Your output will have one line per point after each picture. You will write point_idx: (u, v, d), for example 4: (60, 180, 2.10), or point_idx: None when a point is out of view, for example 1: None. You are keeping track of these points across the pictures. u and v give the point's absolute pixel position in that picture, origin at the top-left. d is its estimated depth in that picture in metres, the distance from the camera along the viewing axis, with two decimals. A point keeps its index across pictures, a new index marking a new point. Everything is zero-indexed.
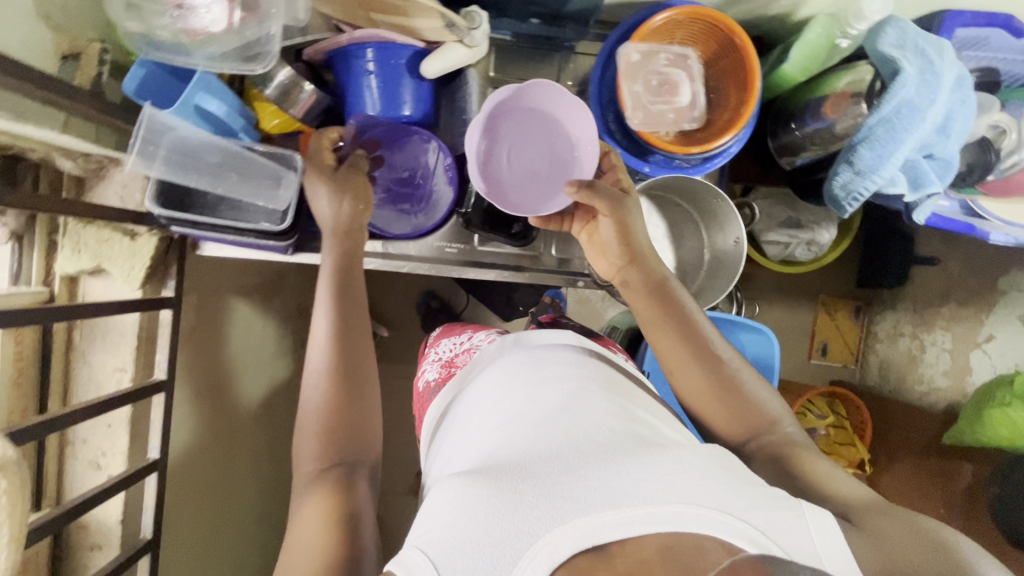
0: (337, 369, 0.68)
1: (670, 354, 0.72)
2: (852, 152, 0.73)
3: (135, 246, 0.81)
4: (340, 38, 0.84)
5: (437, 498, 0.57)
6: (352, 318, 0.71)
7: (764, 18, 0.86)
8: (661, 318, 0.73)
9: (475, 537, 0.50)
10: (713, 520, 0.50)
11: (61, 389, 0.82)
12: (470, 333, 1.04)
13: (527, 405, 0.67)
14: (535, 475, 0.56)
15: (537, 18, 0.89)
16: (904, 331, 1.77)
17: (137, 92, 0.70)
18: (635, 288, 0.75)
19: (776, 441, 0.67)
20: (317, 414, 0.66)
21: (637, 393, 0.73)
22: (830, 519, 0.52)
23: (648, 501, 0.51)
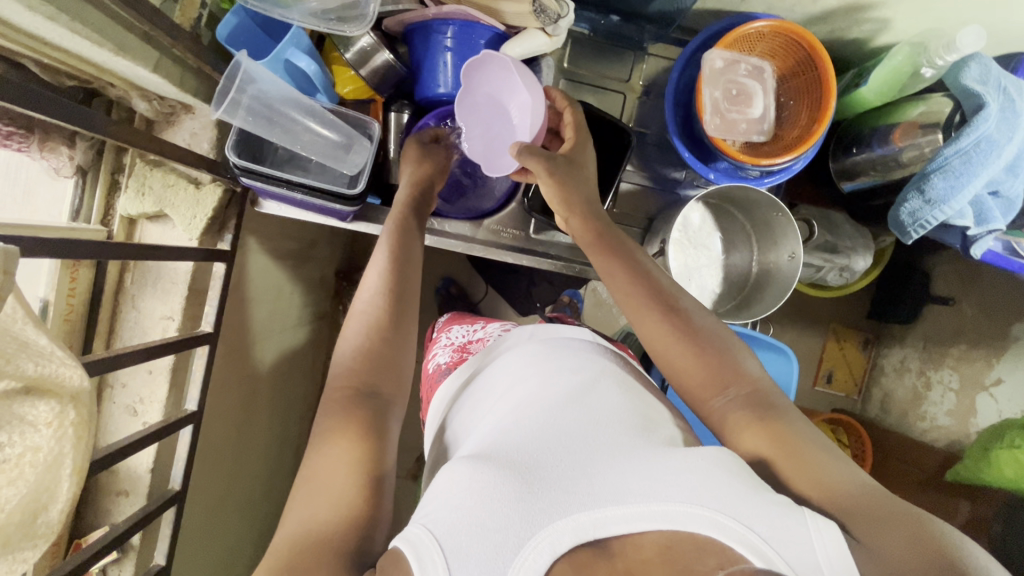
0: (382, 328, 0.69)
1: (645, 322, 0.70)
2: (925, 181, 0.74)
3: (199, 195, 0.80)
4: (426, 11, 0.83)
5: (443, 480, 0.57)
6: (397, 287, 0.73)
7: (843, 40, 0.87)
8: (637, 289, 0.72)
9: (478, 519, 0.50)
10: (716, 524, 0.49)
11: (106, 331, 0.81)
12: (483, 323, 1.05)
13: (536, 396, 0.67)
14: (541, 467, 0.56)
15: (618, 15, 0.90)
16: (911, 366, 1.80)
17: (228, 39, 0.70)
18: (619, 258, 0.74)
19: (749, 395, 0.64)
20: (353, 355, 0.67)
21: (647, 395, 0.74)
22: (834, 526, 0.50)
23: (650, 500, 0.51)
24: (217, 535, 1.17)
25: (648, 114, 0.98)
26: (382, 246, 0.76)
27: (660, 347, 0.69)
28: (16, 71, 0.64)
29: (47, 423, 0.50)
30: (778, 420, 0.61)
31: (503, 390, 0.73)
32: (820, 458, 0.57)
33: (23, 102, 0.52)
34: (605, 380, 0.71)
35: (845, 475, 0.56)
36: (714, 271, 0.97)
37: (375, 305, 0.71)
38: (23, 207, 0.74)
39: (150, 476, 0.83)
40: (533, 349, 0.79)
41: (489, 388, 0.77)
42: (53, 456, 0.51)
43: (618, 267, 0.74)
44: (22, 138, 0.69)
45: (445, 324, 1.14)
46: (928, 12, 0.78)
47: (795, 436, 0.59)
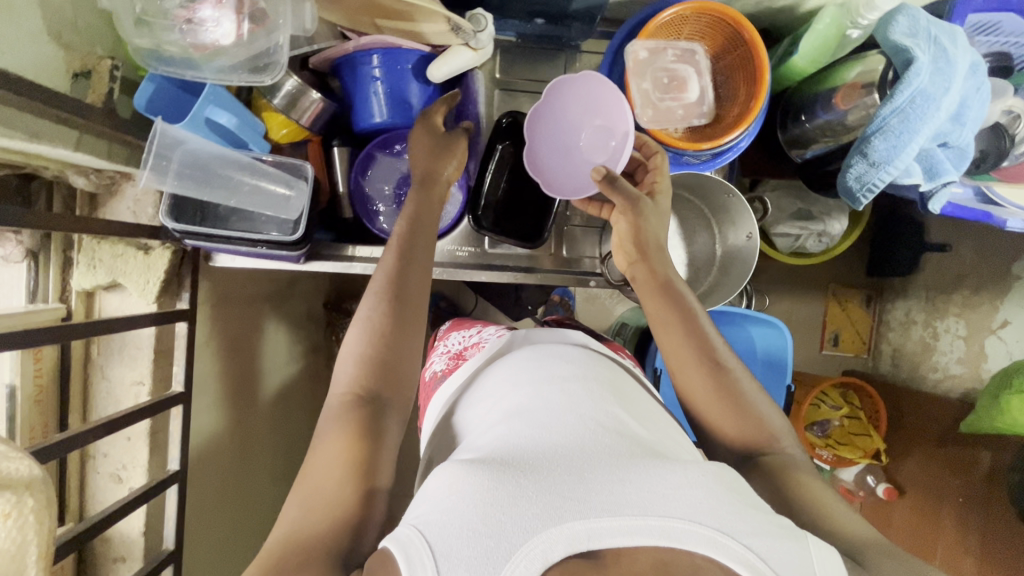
0: (384, 333, 0.68)
1: (684, 372, 0.71)
2: (866, 144, 0.72)
3: (149, 260, 0.81)
4: (346, 45, 0.84)
5: (438, 481, 0.56)
6: (397, 285, 0.71)
7: (771, 10, 0.85)
8: (693, 360, 0.71)
9: (472, 525, 0.49)
10: (714, 542, 0.48)
11: (81, 404, 0.83)
12: (479, 328, 1.03)
13: (534, 407, 0.67)
14: (539, 470, 0.55)
15: (542, 19, 0.89)
16: (917, 319, 1.76)
17: (148, 107, 0.71)
18: (667, 300, 0.75)
19: (775, 461, 0.66)
20: (357, 362, 0.68)
21: (640, 406, 0.74)
22: (839, 560, 0.50)
23: (648, 513, 0.50)
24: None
25: None
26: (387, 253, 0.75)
27: (704, 411, 0.70)
28: None
29: (4, 515, 0.52)
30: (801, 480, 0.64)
31: (501, 402, 0.72)
32: (837, 509, 0.60)
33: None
34: (602, 392, 0.71)
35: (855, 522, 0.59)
36: (676, 259, 0.95)
37: (379, 311, 0.69)
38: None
39: (143, 539, 0.85)
40: (530, 362, 0.79)
41: (487, 397, 0.76)
42: (16, 546, 0.52)
43: (678, 333, 0.73)
44: None
45: (444, 330, 1.12)
46: None
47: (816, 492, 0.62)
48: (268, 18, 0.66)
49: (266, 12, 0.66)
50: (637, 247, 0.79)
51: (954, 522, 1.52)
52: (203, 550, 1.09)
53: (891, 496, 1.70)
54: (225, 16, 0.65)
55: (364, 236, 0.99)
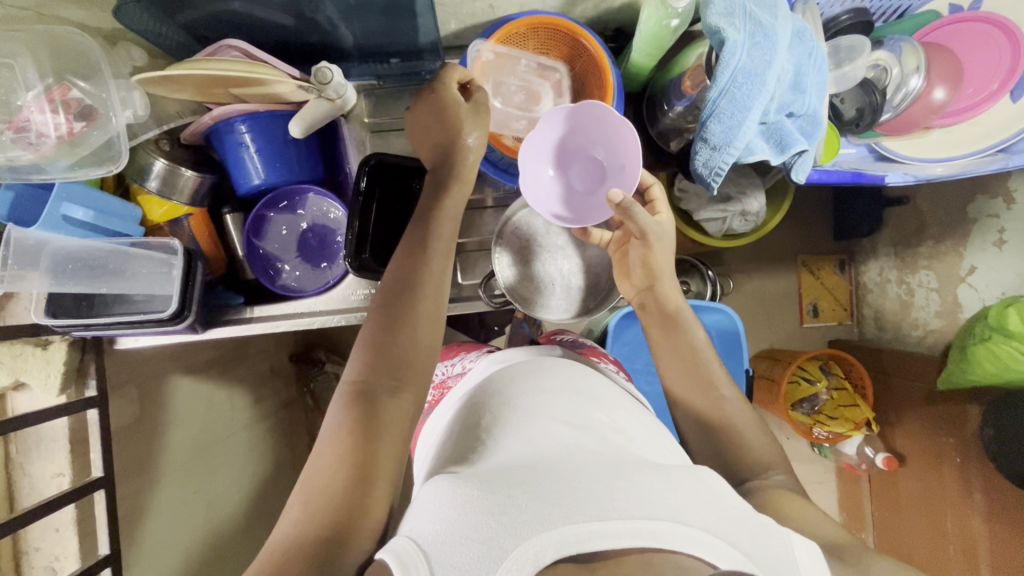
0: (388, 343, 0.65)
1: (670, 369, 0.78)
2: (704, 129, 0.72)
3: (48, 354, 0.84)
4: (204, 119, 0.86)
5: (429, 497, 0.56)
6: (399, 292, 0.67)
7: (610, 10, 0.86)
8: (684, 371, 0.77)
9: (463, 532, 0.49)
10: (700, 542, 0.48)
11: (6, 503, 0.85)
12: (463, 355, 1.00)
13: (527, 426, 0.67)
14: (533, 481, 0.55)
15: (396, 58, 0.91)
16: (890, 277, 1.69)
17: (9, 215, 0.74)
18: (672, 334, 0.79)
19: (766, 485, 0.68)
20: (365, 361, 0.64)
21: (620, 414, 0.74)
22: (819, 556, 0.53)
23: (634, 516, 0.50)
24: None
25: None
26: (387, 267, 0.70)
27: (692, 405, 0.75)
28: None
29: None
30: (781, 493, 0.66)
31: (492, 413, 0.72)
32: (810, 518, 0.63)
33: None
34: (590, 409, 0.71)
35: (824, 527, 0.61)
36: (572, 267, 0.95)
37: (382, 333, 0.65)
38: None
39: None
40: (522, 377, 0.79)
41: (478, 405, 0.75)
42: None
43: (661, 337, 0.80)
44: None
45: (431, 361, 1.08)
46: None
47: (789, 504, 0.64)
48: (98, 113, 0.72)
49: (94, 108, 0.72)
50: (647, 278, 0.81)
51: (956, 484, 1.43)
52: None
53: (893, 466, 1.56)
54: (53, 116, 0.69)
55: (267, 295, 1.01)
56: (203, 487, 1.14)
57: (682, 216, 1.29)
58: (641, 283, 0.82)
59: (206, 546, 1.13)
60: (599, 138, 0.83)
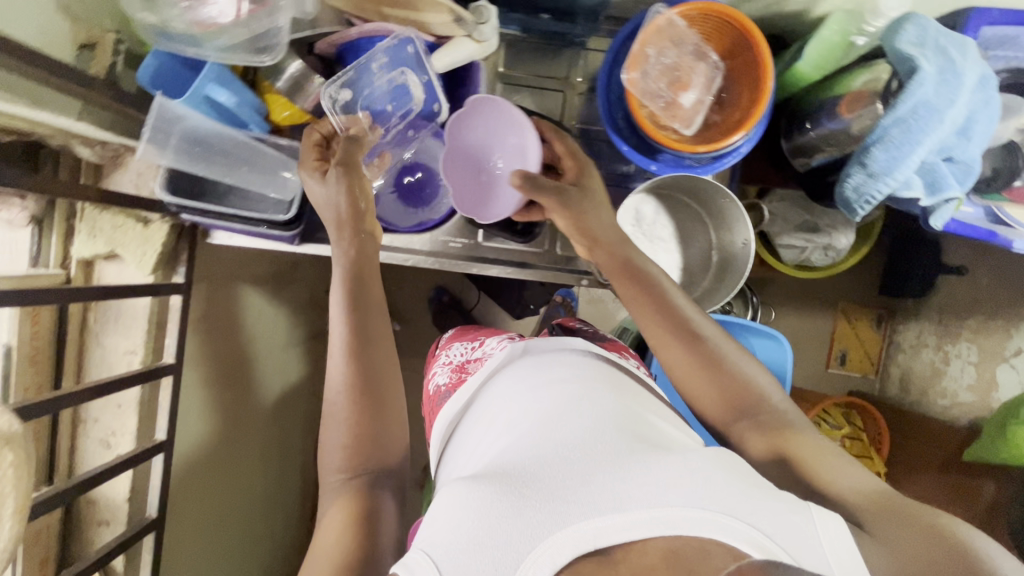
0: (354, 398, 0.68)
1: (668, 357, 0.72)
2: (866, 153, 0.71)
3: (147, 232, 0.84)
4: (350, 32, 0.85)
5: (443, 500, 0.59)
6: (359, 334, 0.71)
7: (779, 15, 0.84)
8: (682, 345, 0.71)
9: (476, 538, 0.52)
10: (719, 525, 0.51)
11: (75, 368, 0.85)
12: (483, 338, 0.97)
13: (528, 411, 0.67)
14: (537, 478, 0.57)
15: (548, 14, 0.88)
16: (928, 342, 1.68)
17: (152, 81, 0.73)
18: (649, 301, 0.74)
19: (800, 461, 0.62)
20: (343, 444, 0.67)
21: (631, 384, 0.75)
22: (840, 518, 0.53)
23: (652, 505, 0.53)
24: (224, 554, 1.14)
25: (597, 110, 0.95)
26: (337, 254, 0.76)
27: (703, 401, 0.70)
28: None
29: None
30: (789, 442, 0.64)
31: (493, 408, 0.73)
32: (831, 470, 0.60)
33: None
34: (597, 390, 0.69)
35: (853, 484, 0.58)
36: (671, 263, 0.94)
37: (348, 392, 0.68)
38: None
39: (126, 505, 0.87)
40: (527, 360, 0.79)
41: (480, 404, 0.77)
42: None
43: (659, 323, 0.73)
44: None
45: (448, 340, 1.05)
46: None
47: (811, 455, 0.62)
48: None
49: None
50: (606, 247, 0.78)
51: None
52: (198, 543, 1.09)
53: None
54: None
55: None
56: (240, 394, 1.14)
57: (761, 237, 1.28)
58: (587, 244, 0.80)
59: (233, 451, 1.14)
60: (671, 131, 0.83)
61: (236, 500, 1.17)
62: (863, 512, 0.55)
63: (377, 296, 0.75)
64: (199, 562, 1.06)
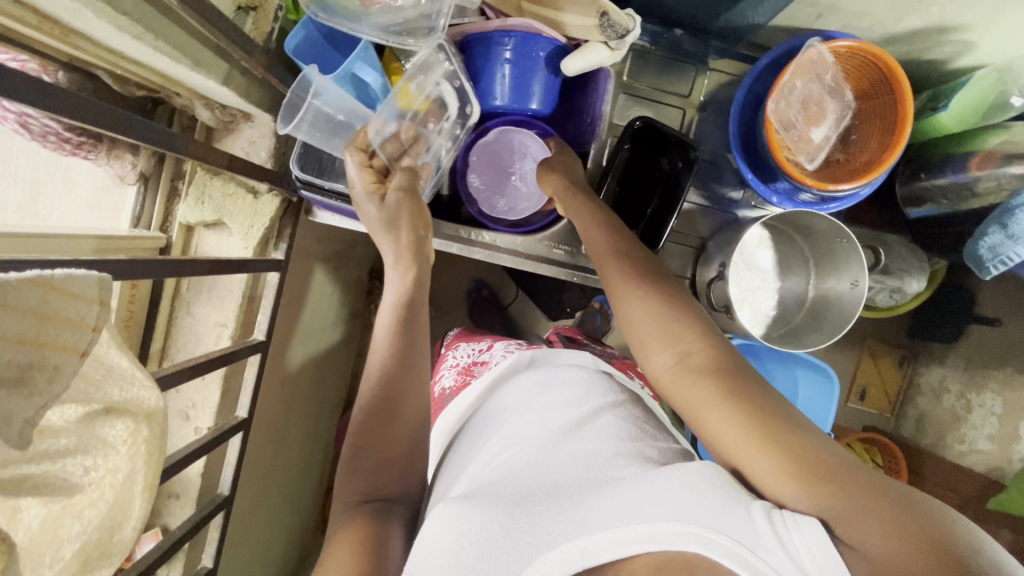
0: (375, 408, 0.63)
1: (639, 334, 0.63)
2: (1008, 215, 0.71)
3: (257, 205, 0.81)
4: (488, 23, 0.80)
5: (433, 520, 0.58)
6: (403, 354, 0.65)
7: (917, 61, 0.84)
8: (653, 306, 0.63)
9: (466, 561, 0.51)
10: (704, 540, 0.45)
11: (163, 336, 0.82)
12: (490, 341, 0.98)
13: (528, 434, 0.67)
14: (531, 501, 0.56)
15: (682, 29, 0.87)
16: (950, 388, 1.59)
17: (296, 52, 0.69)
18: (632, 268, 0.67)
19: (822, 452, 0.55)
20: (354, 460, 0.62)
21: (641, 414, 0.72)
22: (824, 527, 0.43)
23: (638, 520, 0.48)
24: (266, 521, 1.16)
25: (709, 130, 0.94)
26: (386, 245, 0.72)
27: (661, 370, 0.61)
28: (88, 80, 0.64)
29: (124, 442, 0.49)
30: (753, 394, 0.54)
31: (497, 429, 0.72)
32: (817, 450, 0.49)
33: (90, 115, 0.51)
34: (601, 417, 0.68)
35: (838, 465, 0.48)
36: (768, 293, 0.94)
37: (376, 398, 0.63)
38: (31, 198, 0.74)
39: (200, 480, 0.84)
40: (534, 384, 0.78)
41: (486, 424, 0.76)
42: (129, 476, 0.51)
43: (639, 302, 0.64)
44: (90, 147, 0.69)
45: (453, 341, 1.08)
46: (1022, 37, 0.73)
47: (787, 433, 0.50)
48: None
49: None
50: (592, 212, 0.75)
51: None
52: (247, 519, 1.07)
53: None
54: None
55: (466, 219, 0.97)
56: (291, 371, 1.11)
57: None
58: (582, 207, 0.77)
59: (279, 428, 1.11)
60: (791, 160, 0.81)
61: (279, 474, 1.17)
62: (820, 503, 0.45)
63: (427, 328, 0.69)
64: (249, 531, 1.08)
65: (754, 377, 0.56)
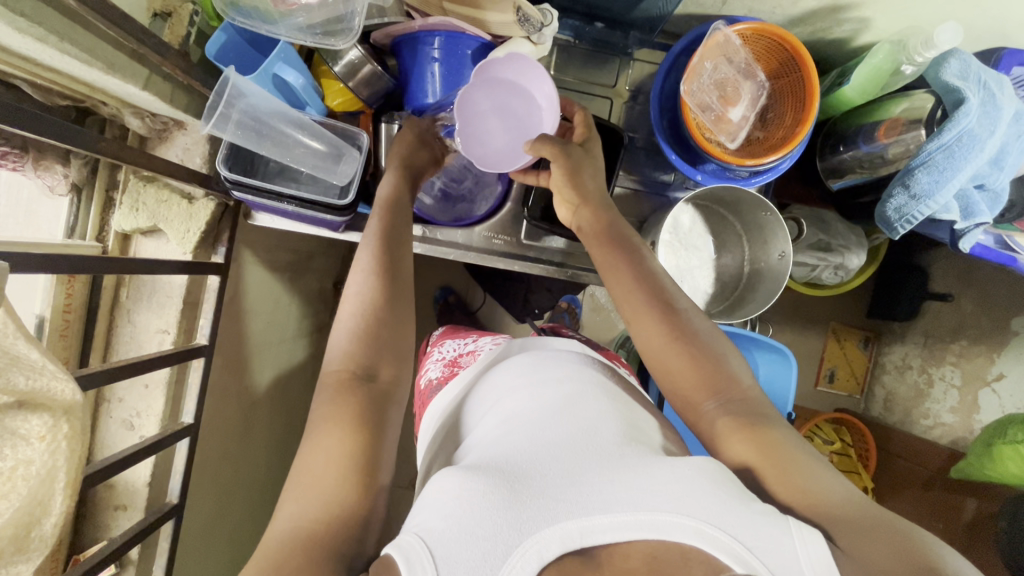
0: (374, 313, 0.65)
1: (665, 364, 0.68)
2: (909, 176, 0.75)
3: (192, 209, 0.82)
4: (412, 23, 0.83)
5: (432, 490, 0.55)
6: (387, 272, 0.68)
7: (823, 41, 0.89)
8: (645, 297, 0.71)
9: (466, 526, 0.49)
10: (701, 534, 0.48)
11: (103, 345, 0.82)
12: (475, 337, 1.01)
13: (525, 411, 0.67)
14: (532, 475, 0.55)
15: (601, 22, 0.91)
16: (913, 364, 1.58)
17: (217, 56, 0.72)
18: (621, 253, 0.74)
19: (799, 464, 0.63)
20: (349, 342, 0.63)
21: (632, 403, 0.75)
22: (820, 537, 0.49)
23: (639, 509, 0.50)
24: (227, 537, 1.14)
25: (635, 118, 0.98)
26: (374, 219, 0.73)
27: (689, 396, 0.67)
28: (10, 92, 0.65)
29: (40, 436, 0.50)
30: (763, 429, 0.62)
31: (488, 413, 0.72)
32: (809, 477, 0.57)
33: (15, 121, 0.53)
34: (596, 396, 0.70)
35: (835, 493, 0.55)
36: (705, 272, 0.97)
37: (372, 297, 0.66)
38: None
39: (147, 490, 0.84)
40: (529, 366, 0.78)
41: (474, 408, 0.76)
42: (46, 470, 0.51)
43: (661, 330, 0.69)
44: (17, 158, 0.70)
45: (437, 338, 1.09)
46: (909, 11, 0.78)
47: (782, 451, 0.59)
48: None
49: None
50: (578, 194, 0.79)
51: None
52: (205, 531, 1.06)
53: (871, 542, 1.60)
54: None
55: None
56: (246, 380, 1.10)
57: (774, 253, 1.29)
58: (574, 201, 0.79)
59: (236, 441, 1.09)
60: (716, 142, 0.85)
61: (240, 488, 1.15)
62: (828, 521, 0.53)
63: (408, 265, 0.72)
64: (209, 545, 1.07)
65: (773, 419, 0.63)
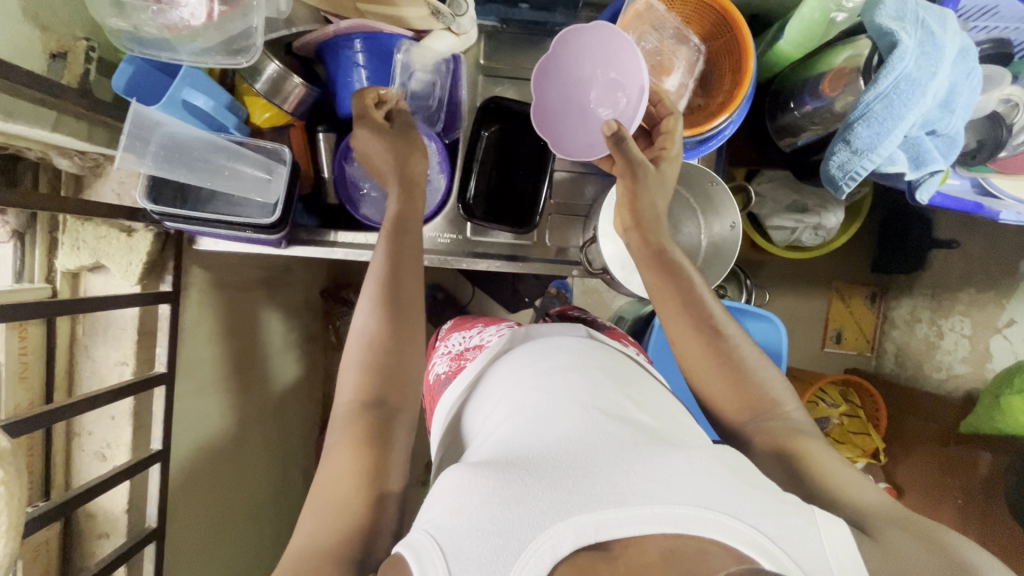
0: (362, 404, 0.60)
1: (701, 382, 0.66)
2: (849, 130, 0.71)
3: (132, 241, 0.83)
4: (326, 29, 0.81)
5: (442, 485, 0.53)
6: (381, 344, 0.63)
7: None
8: (684, 321, 0.67)
9: (477, 525, 0.46)
10: (720, 526, 0.45)
11: (66, 382, 0.84)
12: (481, 327, 0.90)
13: (532, 398, 0.62)
14: (543, 465, 0.51)
15: (526, 4, 0.88)
16: (921, 318, 1.51)
17: (126, 88, 0.73)
18: (669, 277, 0.70)
19: (779, 428, 0.62)
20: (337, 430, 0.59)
21: (646, 383, 0.69)
22: (846, 531, 0.47)
23: (654, 502, 0.47)
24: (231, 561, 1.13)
25: None
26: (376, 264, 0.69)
27: (727, 417, 0.66)
28: None
29: None
30: (803, 448, 0.60)
31: (495, 401, 0.68)
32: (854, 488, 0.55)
33: None
34: (605, 375, 0.65)
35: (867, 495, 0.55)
36: None
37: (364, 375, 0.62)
38: None
39: (126, 516, 0.86)
40: (535, 350, 0.73)
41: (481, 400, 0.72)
42: None
43: (699, 351, 0.66)
44: None
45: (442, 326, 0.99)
46: None
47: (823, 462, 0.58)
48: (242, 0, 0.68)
49: None
50: (635, 214, 0.74)
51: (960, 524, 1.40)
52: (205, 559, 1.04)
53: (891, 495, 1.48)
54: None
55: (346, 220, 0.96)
56: None
57: (752, 219, 1.24)
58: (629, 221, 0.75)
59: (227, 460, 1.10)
60: None
61: None
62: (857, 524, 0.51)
63: (411, 333, 0.66)
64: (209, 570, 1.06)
65: (809, 431, 0.62)
